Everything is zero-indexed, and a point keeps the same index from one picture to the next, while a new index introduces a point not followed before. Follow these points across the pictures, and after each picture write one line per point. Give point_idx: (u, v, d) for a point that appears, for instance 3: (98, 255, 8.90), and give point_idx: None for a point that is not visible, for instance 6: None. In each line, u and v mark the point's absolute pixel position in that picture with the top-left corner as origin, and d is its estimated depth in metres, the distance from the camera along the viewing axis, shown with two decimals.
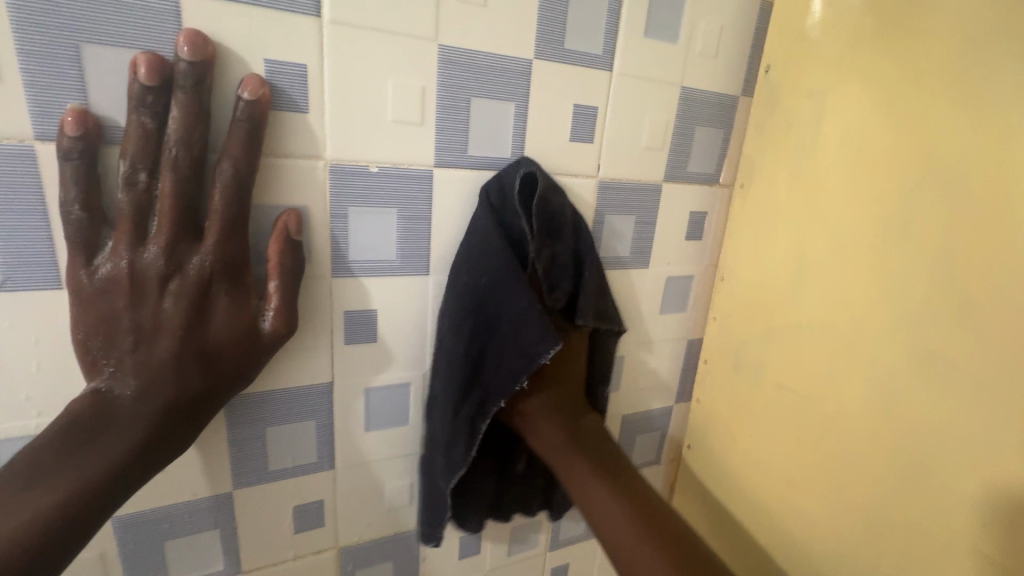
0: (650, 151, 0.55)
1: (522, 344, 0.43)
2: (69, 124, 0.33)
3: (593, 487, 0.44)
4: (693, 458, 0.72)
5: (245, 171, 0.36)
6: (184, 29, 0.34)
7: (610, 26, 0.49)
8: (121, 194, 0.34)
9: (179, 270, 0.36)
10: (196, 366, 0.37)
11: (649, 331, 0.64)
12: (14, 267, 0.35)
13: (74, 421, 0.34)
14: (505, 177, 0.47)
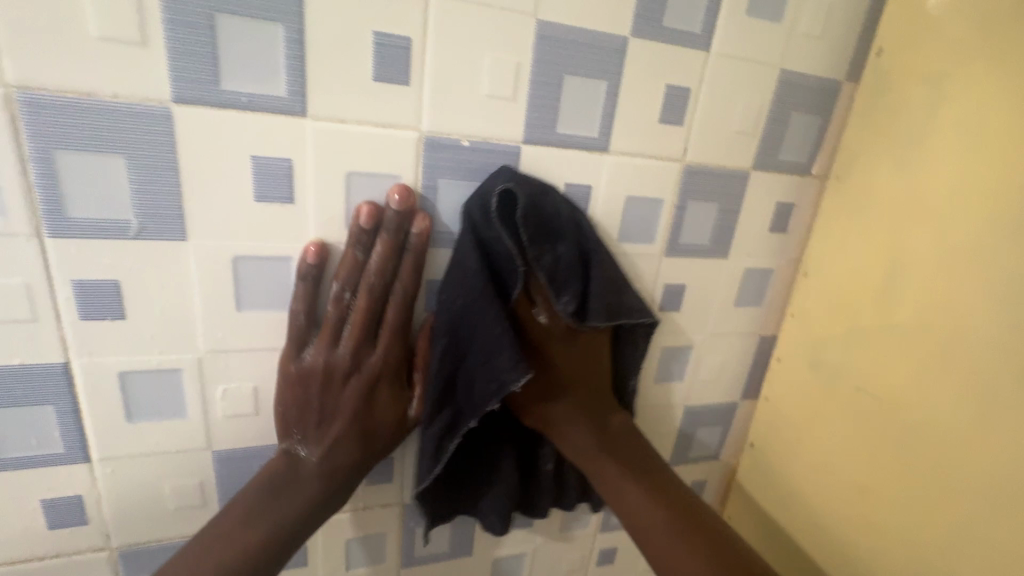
0: (739, 138, 0.53)
1: (489, 370, 0.44)
2: (308, 260, 0.42)
3: (625, 491, 0.49)
4: (754, 456, 0.70)
5: (414, 295, 0.45)
6: (397, 183, 0.42)
7: (711, 4, 0.47)
8: (330, 307, 0.43)
9: (358, 366, 0.45)
10: (357, 446, 0.46)
11: (721, 324, 0.63)
12: (148, 218, 0.38)
13: (269, 481, 0.44)
14: (487, 186, 0.44)
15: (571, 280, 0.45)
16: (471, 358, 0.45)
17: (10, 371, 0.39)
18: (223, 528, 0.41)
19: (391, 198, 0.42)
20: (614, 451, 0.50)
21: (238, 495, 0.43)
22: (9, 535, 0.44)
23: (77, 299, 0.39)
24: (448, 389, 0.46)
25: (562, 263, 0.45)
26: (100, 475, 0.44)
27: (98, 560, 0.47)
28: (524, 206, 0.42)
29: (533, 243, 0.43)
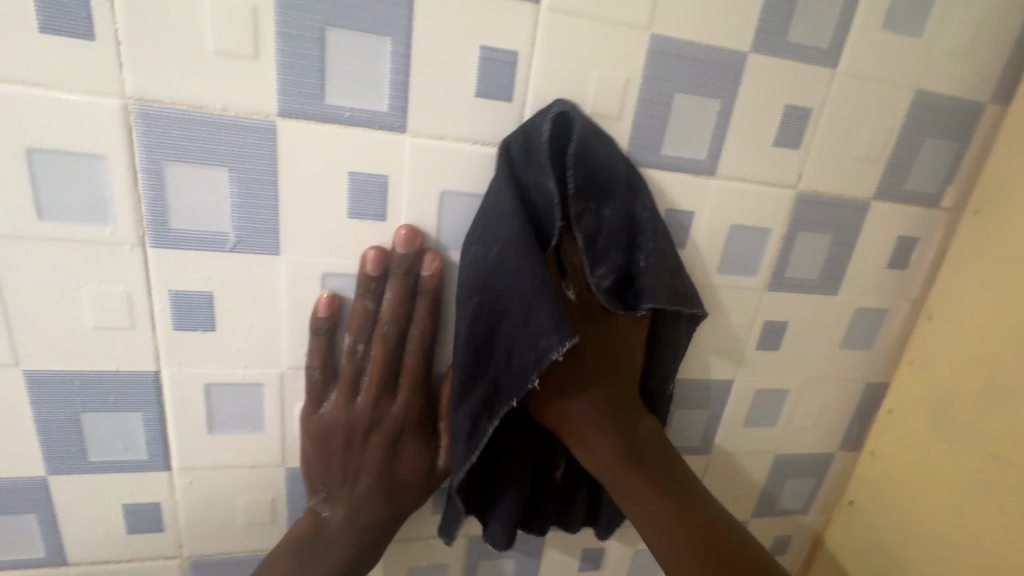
0: (862, 164, 0.48)
1: (532, 333, 0.36)
2: (320, 314, 0.40)
3: (649, 505, 0.40)
4: (850, 515, 0.63)
5: (431, 339, 0.42)
6: (401, 223, 0.40)
7: (844, 17, 0.42)
8: (345, 361, 0.42)
9: (380, 419, 0.43)
10: (384, 501, 0.44)
11: (823, 367, 0.57)
12: (245, 232, 0.38)
13: (296, 546, 0.43)
14: (533, 128, 0.39)
15: (612, 250, 0.40)
16: (510, 316, 0.37)
17: (104, 376, 0.39)
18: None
19: (396, 241, 0.40)
20: (642, 459, 0.41)
21: (267, 561, 0.42)
22: (92, 536, 0.44)
23: (172, 309, 0.39)
24: (477, 358, 0.39)
25: (604, 227, 0.40)
26: (179, 484, 0.44)
27: (170, 567, 0.47)
28: (574, 150, 0.38)
29: (572, 199, 0.38)
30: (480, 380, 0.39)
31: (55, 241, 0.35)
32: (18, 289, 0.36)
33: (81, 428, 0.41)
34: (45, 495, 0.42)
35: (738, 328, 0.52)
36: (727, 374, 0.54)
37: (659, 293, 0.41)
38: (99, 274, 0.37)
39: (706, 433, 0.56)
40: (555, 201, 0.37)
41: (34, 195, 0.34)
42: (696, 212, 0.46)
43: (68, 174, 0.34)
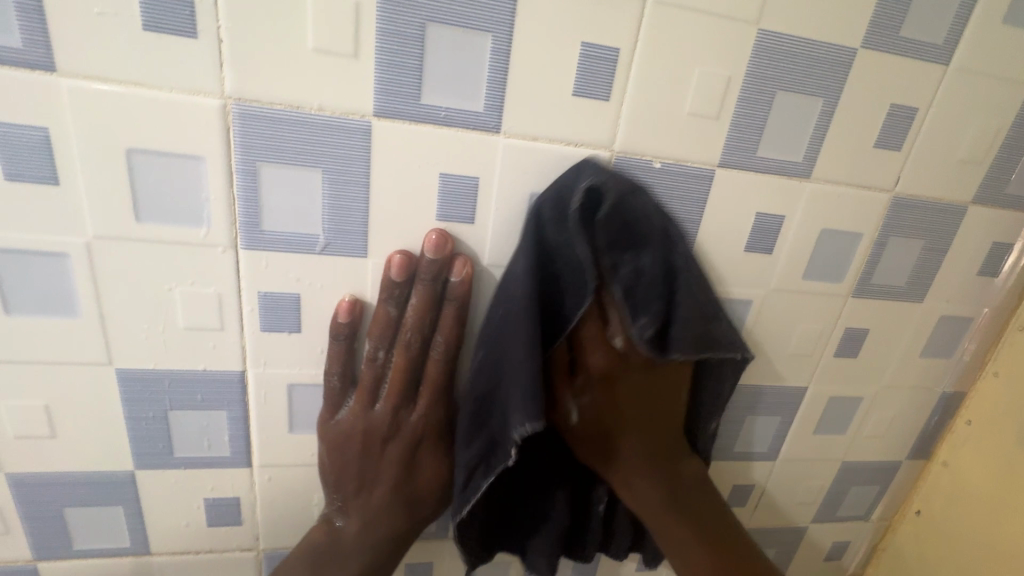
0: (964, 167, 0.45)
1: (520, 399, 0.35)
2: (338, 319, 0.39)
3: (692, 552, 0.43)
4: (915, 524, 0.62)
5: (454, 348, 0.41)
6: (430, 227, 0.38)
7: (963, 11, 0.39)
8: (364, 367, 0.41)
9: (399, 427, 0.42)
10: (400, 511, 0.44)
11: (900, 375, 0.55)
12: (335, 233, 0.37)
13: (311, 556, 0.43)
14: (564, 185, 0.37)
15: (652, 300, 0.39)
16: (507, 380, 0.37)
17: (192, 376, 0.39)
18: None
19: (425, 245, 0.37)
20: (679, 501, 0.44)
21: (281, 569, 0.43)
22: (174, 528, 0.45)
23: (260, 311, 0.38)
24: (481, 407, 0.39)
25: (640, 278, 0.39)
26: (258, 480, 0.45)
27: (246, 560, 0.48)
28: (606, 208, 0.36)
29: (605, 253, 0.37)
30: (478, 434, 0.39)
31: (150, 242, 0.35)
32: (112, 289, 0.36)
33: (169, 426, 0.41)
34: (132, 489, 0.43)
35: (817, 335, 0.50)
36: (802, 382, 0.52)
37: (690, 345, 0.39)
38: (191, 275, 0.36)
39: (775, 440, 0.55)
40: (585, 265, 0.36)
41: (132, 196, 0.33)
42: (787, 217, 0.44)
43: (166, 174, 0.33)
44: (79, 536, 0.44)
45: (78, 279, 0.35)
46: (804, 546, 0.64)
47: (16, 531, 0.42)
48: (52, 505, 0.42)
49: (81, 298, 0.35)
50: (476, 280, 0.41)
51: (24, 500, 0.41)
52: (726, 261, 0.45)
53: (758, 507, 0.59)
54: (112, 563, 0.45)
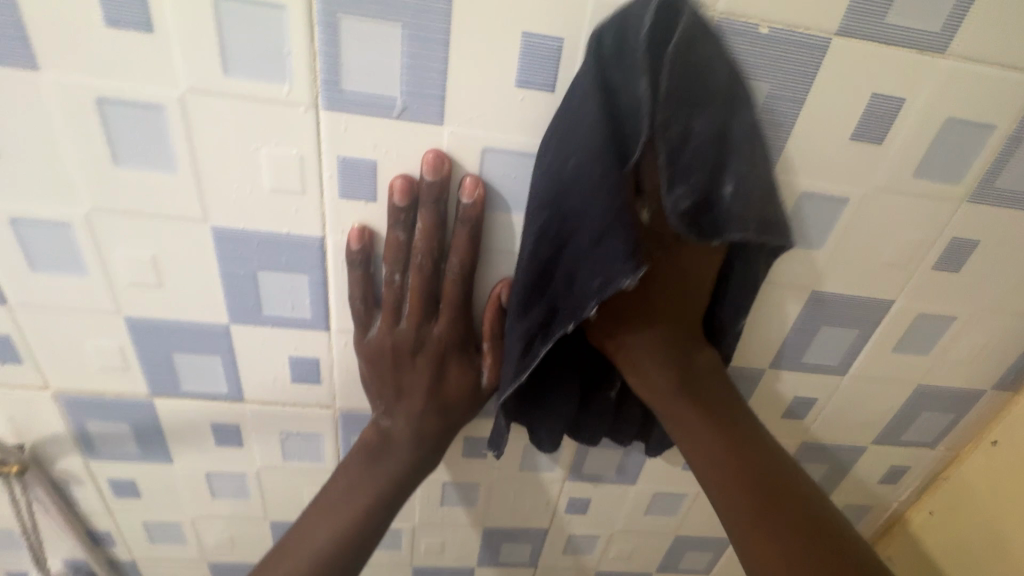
0: None
1: (601, 260, 0.34)
2: (352, 246, 0.41)
3: (695, 429, 0.41)
4: (990, 456, 0.58)
5: (469, 265, 0.42)
6: (427, 151, 0.39)
7: None
8: (385, 290, 0.43)
9: (424, 341, 0.45)
10: (435, 416, 0.47)
11: (1007, 296, 0.50)
12: (413, 98, 0.36)
13: (366, 453, 0.47)
14: (630, 17, 0.33)
15: (700, 167, 0.35)
16: (578, 235, 0.35)
17: (277, 239, 0.42)
18: (330, 499, 0.45)
19: (423, 168, 0.38)
20: (691, 389, 0.42)
21: (343, 466, 0.47)
22: (263, 381, 0.50)
23: (339, 177, 0.39)
24: (544, 273, 0.37)
25: (692, 140, 0.34)
26: (335, 344, 0.48)
27: (325, 416, 0.53)
28: (675, 46, 0.32)
29: (666, 101, 0.32)
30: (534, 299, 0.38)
31: (237, 98, 0.36)
32: (204, 146, 0.37)
33: (257, 285, 0.44)
34: (227, 341, 0.47)
35: (918, 243, 0.46)
36: (890, 294, 0.49)
37: (749, 222, 0.36)
38: (275, 135, 0.37)
39: (848, 355, 0.53)
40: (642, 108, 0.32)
41: (219, 46, 0.34)
42: (908, 100, 0.39)
43: (250, 24, 0.33)
44: (186, 379, 0.49)
45: (173, 134, 0.37)
46: (861, 465, 0.63)
47: (135, 368, 0.48)
48: (163, 349, 0.47)
49: (177, 154, 0.37)
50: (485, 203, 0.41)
51: (140, 341, 0.47)
52: (827, 151, 0.40)
53: (818, 421, 0.58)
54: (213, 405, 0.52)
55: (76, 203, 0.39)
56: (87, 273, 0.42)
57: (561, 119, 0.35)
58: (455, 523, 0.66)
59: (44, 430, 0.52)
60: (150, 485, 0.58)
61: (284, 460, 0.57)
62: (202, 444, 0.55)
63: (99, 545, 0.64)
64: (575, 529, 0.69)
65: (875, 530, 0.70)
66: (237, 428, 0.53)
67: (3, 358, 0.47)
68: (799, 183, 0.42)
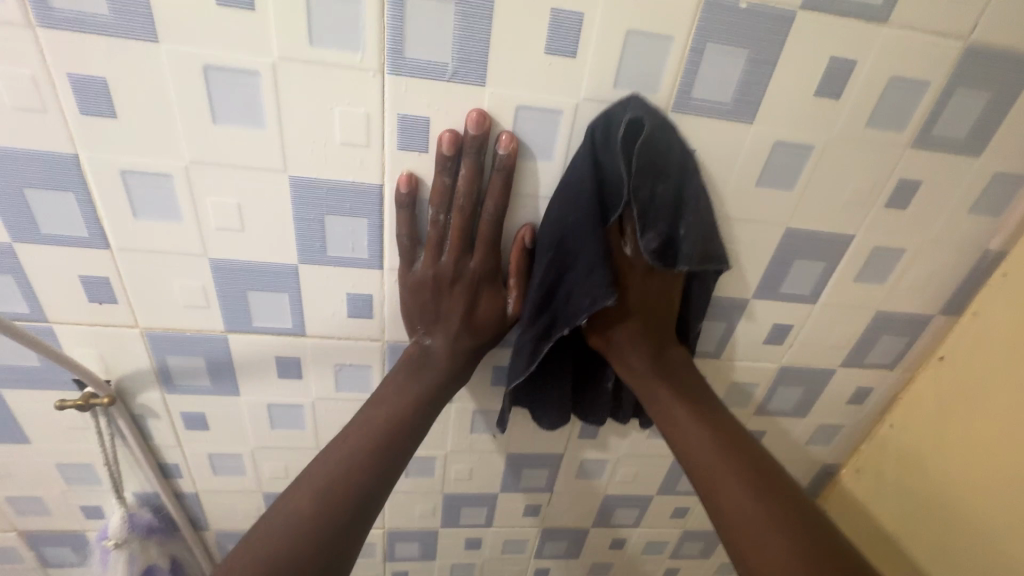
0: None
1: (591, 287, 0.50)
2: (401, 190, 0.49)
3: (683, 423, 0.53)
4: (937, 372, 0.69)
5: (502, 208, 0.50)
6: (472, 109, 0.47)
7: None
8: (430, 228, 0.51)
9: (461, 272, 0.54)
10: (467, 336, 0.57)
11: (946, 229, 0.60)
12: (461, 64, 0.45)
13: (410, 362, 0.56)
14: (612, 115, 0.47)
15: (659, 219, 0.50)
16: (574, 269, 0.51)
17: (343, 187, 0.50)
18: (384, 395, 0.55)
19: (468, 123, 0.46)
20: (667, 374, 0.56)
21: (391, 373, 0.56)
22: (323, 317, 0.58)
23: (398, 132, 0.47)
24: (549, 295, 0.52)
25: (655, 201, 0.50)
26: (386, 281, 0.56)
27: (374, 348, 0.62)
28: (646, 131, 0.46)
29: (638, 173, 0.48)
30: (544, 316, 0.53)
31: (319, 65, 0.43)
32: (289, 106, 0.45)
33: (324, 228, 0.52)
34: (294, 280, 0.55)
35: (872, 184, 0.55)
36: (851, 229, 0.58)
37: (693, 258, 0.50)
38: (348, 97, 0.45)
39: (818, 284, 0.62)
40: (623, 151, 0.47)
41: (308, 22, 0.42)
42: (859, 62, 0.48)
43: (334, 3, 0.41)
44: (257, 315, 0.57)
45: (265, 96, 0.44)
46: (831, 387, 0.73)
47: (214, 306, 0.56)
48: (239, 287, 0.55)
49: (267, 113, 0.45)
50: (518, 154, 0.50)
51: (221, 281, 0.54)
52: (795, 105, 0.50)
53: (794, 347, 0.68)
54: (278, 340, 0.60)
55: (179, 156, 0.47)
56: (181, 218, 0.50)
57: (565, 186, 0.50)
58: (482, 450, 0.75)
59: (130, 365, 0.60)
60: (216, 418, 0.66)
61: (336, 391, 0.65)
62: (266, 377, 0.63)
63: (167, 478, 0.71)
64: (586, 453, 0.78)
65: (845, 447, 0.81)
66: (298, 361, 0.62)
67: (101, 298, 0.54)
68: (773, 133, 0.51)
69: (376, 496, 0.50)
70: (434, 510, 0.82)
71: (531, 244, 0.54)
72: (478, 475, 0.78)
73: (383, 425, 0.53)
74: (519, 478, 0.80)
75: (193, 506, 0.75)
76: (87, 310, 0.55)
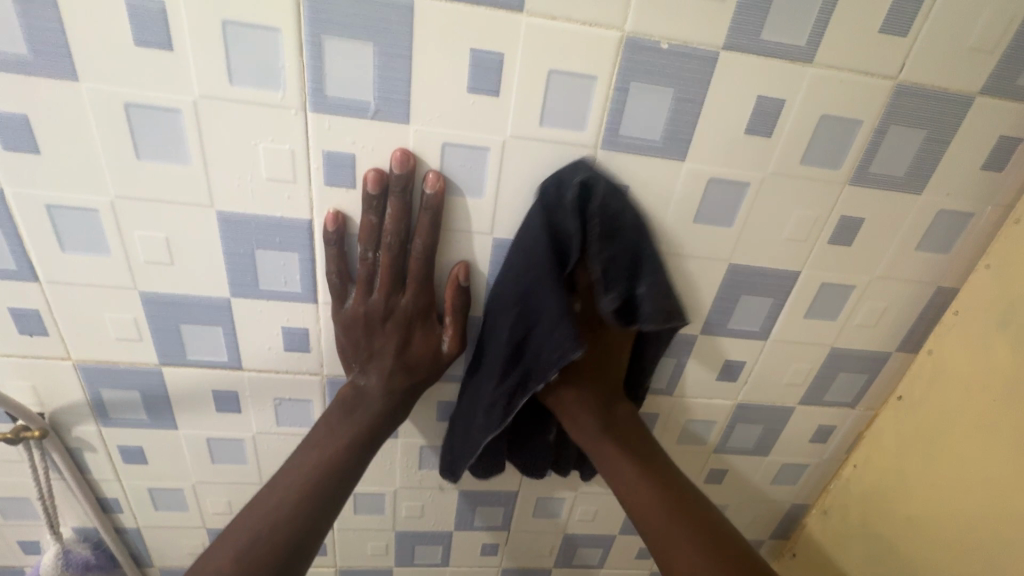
0: (974, 55, 0.47)
1: (557, 340, 0.49)
2: (328, 228, 0.49)
3: (624, 474, 0.52)
4: (898, 411, 0.67)
5: (432, 246, 0.50)
6: (397, 148, 0.47)
7: None
8: (359, 265, 0.51)
9: (393, 309, 0.53)
10: (402, 375, 0.56)
11: (895, 266, 0.59)
12: (383, 101, 0.45)
13: (343, 403, 0.55)
14: (564, 177, 0.49)
15: (620, 278, 0.51)
16: (541, 322, 0.50)
17: (272, 221, 0.50)
18: (316, 440, 0.54)
19: (392, 162, 0.46)
20: (613, 429, 0.54)
21: (324, 416, 0.56)
22: (259, 350, 0.57)
23: (324, 168, 0.47)
24: (517, 349, 0.52)
25: (616, 260, 0.50)
26: (322, 315, 0.56)
27: (313, 383, 0.61)
28: (598, 202, 0.48)
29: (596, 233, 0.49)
30: (515, 370, 0.52)
31: (241, 102, 0.44)
32: (212, 142, 0.45)
33: (254, 262, 0.52)
34: (227, 313, 0.55)
35: (813, 220, 0.55)
36: (795, 266, 0.57)
37: (656, 317, 0.51)
38: (271, 134, 0.45)
39: (767, 320, 0.61)
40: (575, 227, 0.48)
41: (227, 62, 0.42)
42: (787, 100, 0.48)
43: (252, 43, 0.42)
44: (191, 348, 0.57)
45: (187, 132, 0.45)
46: (792, 426, 0.71)
47: (147, 338, 0.55)
48: (172, 320, 0.54)
49: (190, 149, 0.45)
50: (446, 192, 0.50)
51: (153, 314, 0.54)
52: (726, 142, 0.49)
53: (749, 383, 0.66)
54: (214, 373, 0.59)
55: (103, 191, 0.47)
56: (109, 251, 0.50)
57: (521, 244, 0.50)
58: (432, 486, 0.73)
59: (63, 398, 0.59)
60: (155, 451, 0.64)
61: (277, 425, 0.64)
62: (204, 410, 0.62)
63: (107, 512, 0.70)
64: (543, 491, 0.76)
65: (812, 487, 0.78)
66: (235, 394, 0.61)
67: (31, 330, 0.54)
68: (706, 170, 0.51)
69: (307, 543, 0.48)
70: (387, 548, 0.79)
71: (465, 282, 0.54)
72: (431, 512, 0.76)
73: (310, 472, 0.51)
74: (473, 516, 0.77)
75: (135, 541, 0.73)
76: (17, 342, 0.54)
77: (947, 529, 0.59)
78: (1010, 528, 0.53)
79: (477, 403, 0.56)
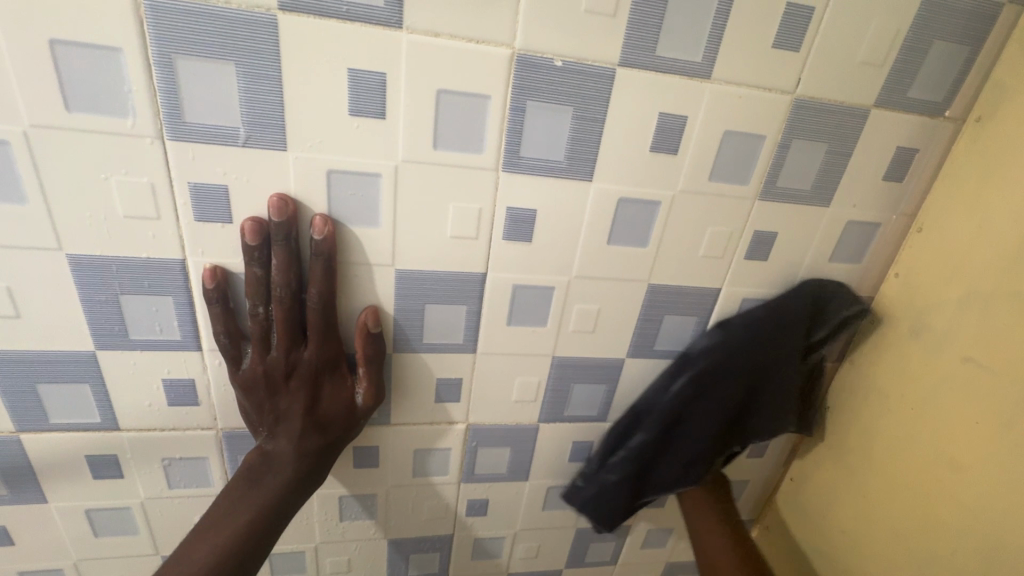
0: (865, 69, 0.47)
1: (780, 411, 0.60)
2: (207, 286, 0.44)
3: (714, 535, 0.61)
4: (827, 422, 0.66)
5: (330, 295, 0.46)
6: (273, 195, 0.42)
7: None
8: (251, 323, 0.46)
9: (296, 366, 0.48)
10: (315, 434, 0.50)
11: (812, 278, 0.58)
12: (253, 127, 0.40)
13: (247, 472, 0.49)
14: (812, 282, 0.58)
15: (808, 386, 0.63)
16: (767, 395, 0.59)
17: (137, 264, 0.44)
18: (213, 519, 0.47)
19: (269, 210, 0.42)
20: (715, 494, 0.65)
21: (225, 490, 0.49)
22: (138, 407, 0.51)
23: (193, 202, 0.42)
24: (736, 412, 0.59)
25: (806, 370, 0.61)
26: (209, 363, 0.50)
27: (207, 438, 0.54)
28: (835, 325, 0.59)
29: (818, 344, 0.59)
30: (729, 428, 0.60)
31: (85, 132, 0.38)
32: (55, 178, 0.40)
33: (121, 309, 0.46)
34: (96, 367, 0.48)
35: (728, 236, 0.54)
36: (716, 282, 0.56)
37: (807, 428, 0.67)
38: (127, 165, 0.40)
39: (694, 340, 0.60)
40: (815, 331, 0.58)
41: (60, 86, 0.37)
42: (688, 117, 0.47)
43: (90, 67, 0.37)
44: (55, 411, 0.49)
45: (22, 167, 0.39)
46: None
47: None
48: (24, 380, 0.47)
49: (27, 185, 0.39)
50: (338, 234, 0.46)
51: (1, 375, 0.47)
52: (632, 161, 0.48)
53: None
54: (86, 437, 0.51)
55: None
56: None
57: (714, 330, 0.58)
58: (358, 538, 0.67)
59: None
60: (22, 528, 0.56)
61: (170, 488, 0.57)
62: (79, 479, 0.54)
63: None
64: (482, 531, 0.71)
65: (754, 501, 0.77)
66: (116, 458, 0.53)
67: None
68: (616, 190, 0.49)
69: None
70: None
71: (375, 328, 0.49)
72: (359, 566, 0.70)
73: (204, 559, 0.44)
74: (406, 565, 0.71)
75: None
76: None
77: (881, 544, 0.58)
78: (934, 538, 0.53)
79: (663, 465, 0.61)
